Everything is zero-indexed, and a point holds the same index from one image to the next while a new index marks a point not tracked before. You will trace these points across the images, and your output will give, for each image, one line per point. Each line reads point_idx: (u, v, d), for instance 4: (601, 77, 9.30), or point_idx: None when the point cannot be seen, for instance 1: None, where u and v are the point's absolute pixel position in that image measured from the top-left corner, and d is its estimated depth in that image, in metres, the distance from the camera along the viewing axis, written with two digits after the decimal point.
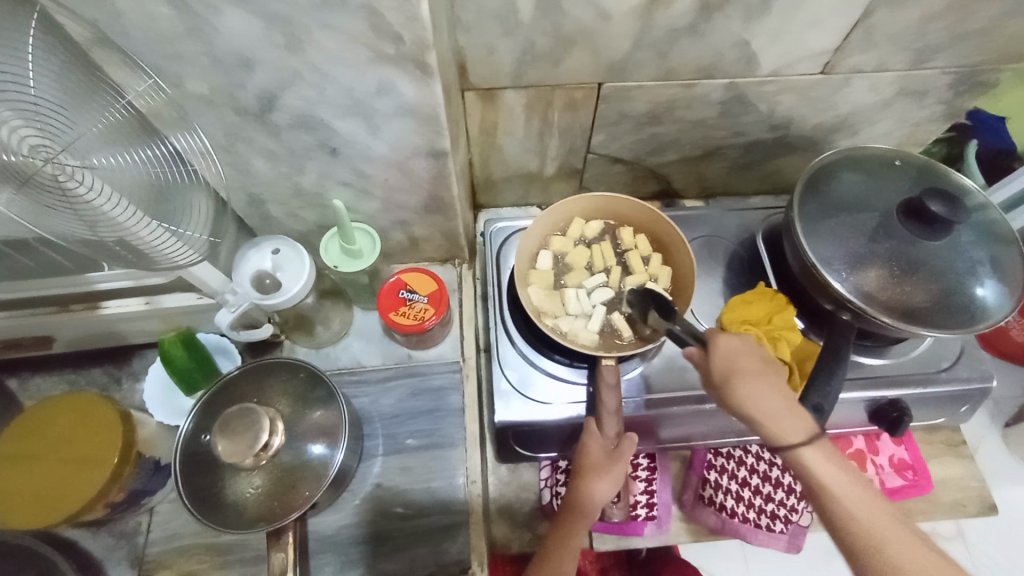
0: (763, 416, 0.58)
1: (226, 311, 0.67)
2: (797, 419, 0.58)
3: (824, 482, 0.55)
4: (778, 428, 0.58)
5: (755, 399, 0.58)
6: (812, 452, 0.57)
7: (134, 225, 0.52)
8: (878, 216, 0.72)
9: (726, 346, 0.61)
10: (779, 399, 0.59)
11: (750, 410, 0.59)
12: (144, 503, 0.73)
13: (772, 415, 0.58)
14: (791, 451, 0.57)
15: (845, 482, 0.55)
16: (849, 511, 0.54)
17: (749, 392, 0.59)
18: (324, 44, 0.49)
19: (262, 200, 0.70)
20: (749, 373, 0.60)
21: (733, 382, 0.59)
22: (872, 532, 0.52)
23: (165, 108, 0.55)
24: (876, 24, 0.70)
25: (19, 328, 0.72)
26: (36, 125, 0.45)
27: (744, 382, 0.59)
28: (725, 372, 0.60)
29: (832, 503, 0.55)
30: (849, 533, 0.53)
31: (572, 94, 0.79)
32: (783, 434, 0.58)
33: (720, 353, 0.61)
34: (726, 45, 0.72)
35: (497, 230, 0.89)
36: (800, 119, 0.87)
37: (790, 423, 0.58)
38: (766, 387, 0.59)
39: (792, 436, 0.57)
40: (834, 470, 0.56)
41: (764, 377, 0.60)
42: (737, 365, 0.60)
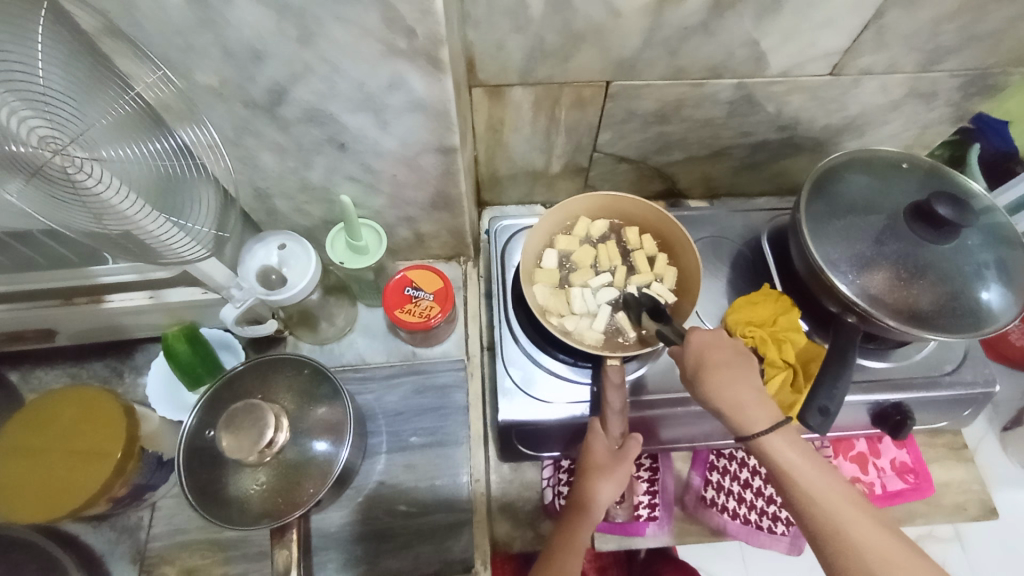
0: (730, 405, 0.58)
1: (232, 306, 0.66)
2: (764, 408, 0.58)
3: (790, 471, 0.56)
4: (745, 417, 0.58)
5: (725, 391, 0.59)
6: (779, 441, 0.57)
7: (144, 219, 0.51)
8: (885, 218, 0.72)
9: (699, 340, 0.62)
10: (747, 391, 0.59)
11: (719, 401, 0.59)
12: (146, 498, 0.72)
13: (741, 406, 0.58)
14: (756, 442, 0.57)
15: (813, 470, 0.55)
16: (815, 499, 0.54)
17: (720, 383, 0.59)
18: (337, 37, 0.49)
19: (269, 194, 0.70)
20: (719, 366, 0.60)
21: (705, 374, 0.60)
22: (836, 520, 0.53)
23: (174, 100, 0.54)
24: (887, 26, 0.70)
25: (22, 321, 0.71)
26: (45, 116, 0.44)
27: (715, 374, 0.59)
28: (698, 364, 0.60)
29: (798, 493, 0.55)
30: (816, 520, 0.54)
31: (580, 92, 0.79)
32: (749, 424, 0.57)
33: (694, 347, 0.61)
34: (736, 45, 0.72)
35: (503, 227, 0.88)
36: (808, 120, 0.87)
37: (758, 413, 0.58)
38: (740, 377, 0.59)
39: (758, 426, 0.57)
40: (800, 459, 0.56)
41: (735, 369, 0.60)
42: (710, 358, 0.60)
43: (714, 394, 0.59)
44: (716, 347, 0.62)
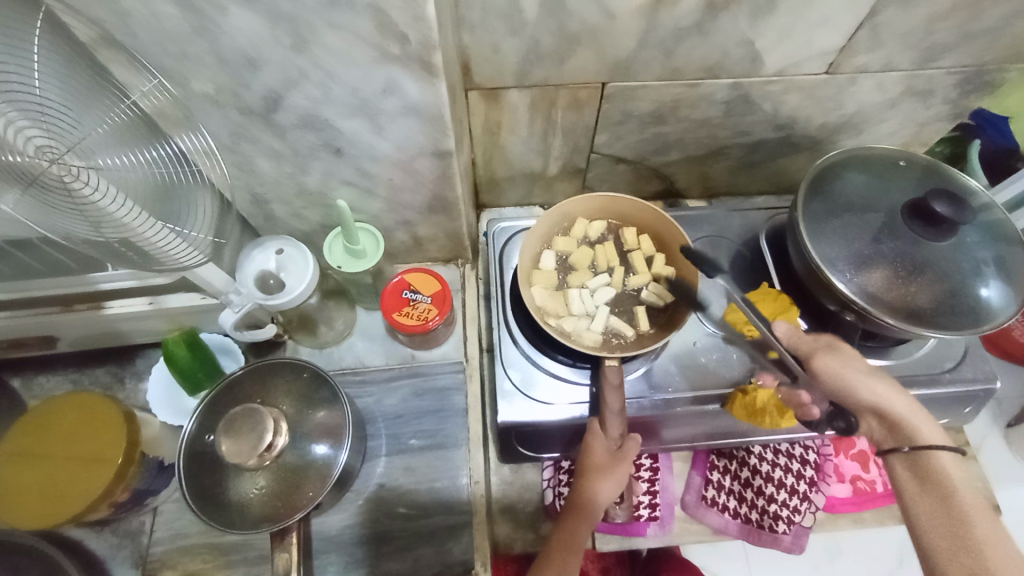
0: (885, 403, 0.65)
1: (230, 311, 0.67)
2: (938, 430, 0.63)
3: (949, 492, 0.58)
4: (916, 427, 0.63)
5: (888, 397, 0.66)
6: (947, 464, 0.60)
7: (140, 226, 0.52)
8: (883, 217, 0.72)
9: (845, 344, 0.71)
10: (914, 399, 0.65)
11: (874, 399, 0.66)
12: (148, 503, 0.73)
13: (899, 414, 0.64)
14: (922, 452, 0.61)
15: (973, 498, 0.57)
16: (964, 519, 0.55)
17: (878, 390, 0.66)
18: (330, 43, 0.49)
19: (266, 199, 0.70)
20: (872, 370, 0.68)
21: (863, 380, 0.67)
22: (977, 541, 0.54)
23: (171, 108, 0.54)
24: (882, 24, 0.70)
25: (23, 328, 0.72)
26: (41, 126, 0.45)
27: (872, 379, 0.67)
28: (854, 367, 0.68)
29: (950, 510, 0.57)
30: (956, 535, 0.55)
31: (577, 94, 0.79)
32: (921, 434, 0.62)
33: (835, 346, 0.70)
34: (731, 44, 0.72)
35: (501, 229, 0.88)
36: (805, 119, 0.86)
37: (928, 429, 0.63)
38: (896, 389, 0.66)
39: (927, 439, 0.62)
40: (958, 480, 0.59)
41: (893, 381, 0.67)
42: (858, 361, 0.69)
43: (870, 395, 0.66)
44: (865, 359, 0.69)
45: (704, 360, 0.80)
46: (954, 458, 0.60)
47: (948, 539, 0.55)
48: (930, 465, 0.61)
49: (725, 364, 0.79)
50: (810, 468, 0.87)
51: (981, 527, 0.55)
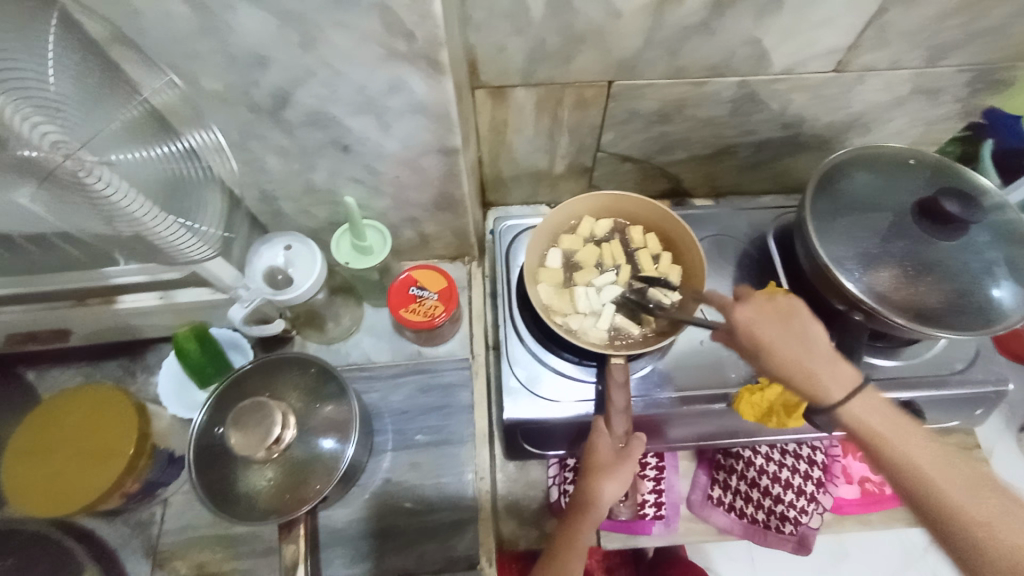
0: (795, 367, 0.58)
1: (239, 306, 0.68)
2: (843, 370, 0.57)
3: (889, 445, 0.52)
4: (818, 381, 0.57)
5: (789, 360, 0.58)
6: (863, 408, 0.55)
7: (153, 222, 0.52)
8: (891, 216, 0.71)
9: (744, 317, 0.62)
10: (818, 347, 0.58)
11: (784, 369, 0.58)
12: (158, 494, 0.74)
13: (811, 369, 0.57)
14: (838, 409, 0.55)
15: (905, 434, 0.52)
16: (912, 466, 0.50)
17: (784, 353, 0.58)
18: (337, 42, 0.49)
19: (275, 196, 0.71)
20: (777, 335, 0.60)
21: (767, 356, 0.59)
22: (938, 489, 0.48)
23: (180, 105, 0.56)
24: (890, 22, 0.70)
25: (36, 321, 0.73)
26: (55, 121, 0.45)
27: (776, 345, 0.59)
28: (754, 344, 0.60)
29: (898, 464, 0.51)
30: (916, 492, 0.49)
31: (582, 93, 0.79)
32: (826, 389, 0.56)
33: (739, 326, 0.62)
34: (737, 43, 0.71)
35: (507, 227, 0.89)
36: (813, 118, 0.86)
37: (830, 376, 0.57)
38: (810, 340, 0.59)
39: (834, 392, 0.56)
40: (884, 421, 0.53)
41: (793, 333, 0.59)
42: (759, 333, 0.60)
43: (777, 365, 0.59)
44: (769, 321, 0.61)
45: (710, 358, 0.80)
46: (867, 396, 0.55)
47: (915, 498, 0.49)
48: (855, 416, 0.54)
49: (730, 363, 0.79)
50: (817, 469, 0.86)
51: (930, 466, 0.49)
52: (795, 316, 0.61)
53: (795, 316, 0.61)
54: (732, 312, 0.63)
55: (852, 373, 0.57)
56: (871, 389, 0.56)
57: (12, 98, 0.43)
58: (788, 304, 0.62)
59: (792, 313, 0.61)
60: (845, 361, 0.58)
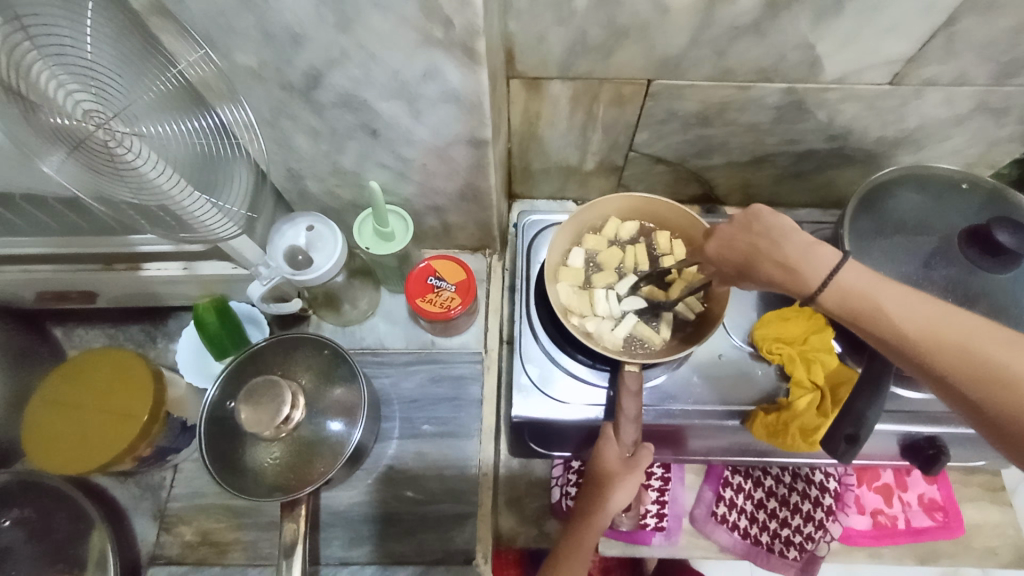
0: (776, 274, 0.52)
1: (259, 283, 0.68)
2: (820, 252, 0.51)
3: (886, 317, 0.48)
4: (799, 273, 0.51)
5: (761, 263, 0.53)
6: (846, 281, 0.50)
7: (178, 194, 0.53)
8: (936, 241, 0.68)
9: (718, 241, 0.55)
10: (789, 243, 0.52)
11: (767, 279, 0.53)
12: (170, 460, 0.76)
13: (791, 264, 0.51)
14: (825, 294, 0.50)
15: (893, 297, 0.48)
16: (901, 326, 0.47)
17: (761, 265, 0.52)
18: (375, 25, 0.48)
19: (302, 175, 0.71)
20: (752, 249, 0.53)
21: (748, 270, 0.54)
22: (939, 348, 0.46)
23: (214, 80, 0.55)
24: (958, 33, 0.65)
25: (65, 281, 0.75)
26: (91, 90, 0.47)
27: (753, 261, 0.53)
28: (737, 267, 0.55)
29: (894, 333, 0.48)
30: (915, 355, 0.47)
31: (620, 89, 0.77)
32: (805, 278, 0.51)
33: (717, 253, 0.56)
34: (789, 47, 0.68)
35: (532, 222, 0.87)
36: (861, 131, 0.82)
37: (808, 263, 0.51)
38: (784, 237, 0.52)
39: (815, 281, 0.50)
40: (869, 292, 0.49)
41: (763, 239, 0.53)
42: (736, 252, 0.54)
43: (758, 276, 0.53)
44: (736, 236, 0.54)
45: (728, 372, 0.77)
46: (848, 267, 0.50)
47: (915, 360, 0.47)
48: (840, 292, 0.50)
49: (748, 379, 0.77)
50: (829, 496, 0.84)
51: (925, 326, 0.47)
52: (758, 219, 0.53)
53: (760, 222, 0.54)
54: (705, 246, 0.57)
55: (831, 251, 0.51)
56: (850, 259, 0.51)
57: (48, 63, 0.44)
58: (745, 214, 0.55)
59: (754, 221, 0.53)
60: (819, 241, 0.52)
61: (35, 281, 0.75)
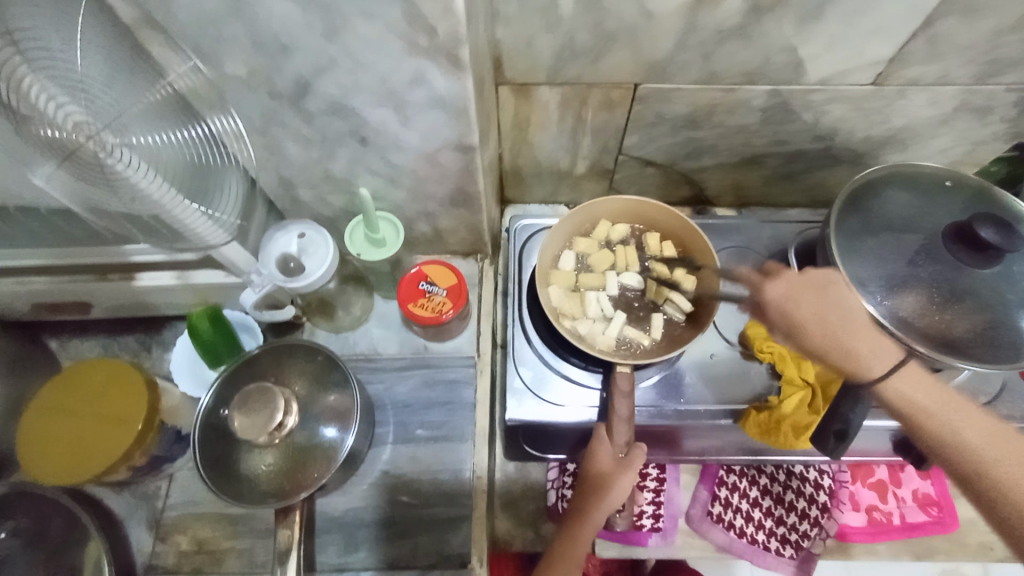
0: (839, 352, 0.64)
1: (251, 290, 0.70)
2: (886, 347, 0.64)
3: (932, 414, 0.60)
4: (858, 360, 0.63)
5: (815, 336, 0.65)
6: (903, 386, 0.62)
7: (170, 204, 0.53)
8: (922, 238, 0.69)
9: (776, 294, 0.68)
10: (851, 323, 0.64)
11: (832, 346, 0.64)
12: (164, 469, 0.76)
13: (851, 343, 0.64)
14: (881, 387, 0.63)
15: (939, 404, 0.60)
16: (960, 440, 0.57)
17: (815, 337, 0.65)
18: (362, 33, 0.49)
19: (293, 182, 0.72)
20: (813, 312, 0.65)
21: (801, 334, 0.66)
22: (975, 451, 0.56)
23: (205, 91, 0.56)
24: (939, 34, 0.66)
25: (59, 292, 0.75)
26: (80, 101, 0.47)
27: (812, 324, 0.65)
28: (789, 322, 0.66)
29: (935, 433, 0.59)
30: (959, 460, 0.56)
31: (609, 94, 0.78)
32: (864, 366, 0.63)
33: (772, 303, 0.68)
34: (773, 50, 0.69)
35: (523, 226, 0.88)
36: (847, 131, 0.83)
37: (870, 352, 0.63)
38: (847, 309, 0.65)
39: (873, 368, 0.63)
40: (916, 395, 0.61)
41: (831, 313, 0.65)
42: (793, 312, 0.66)
43: (812, 343, 0.65)
44: (805, 295, 0.67)
45: (721, 372, 0.78)
46: (908, 372, 0.62)
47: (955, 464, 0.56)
48: (897, 392, 0.62)
49: (741, 379, 0.77)
50: (824, 493, 0.84)
51: (971, 434, 0.57)
52: (828, 286, 0.66)
53: (831, 288, 0.66)
54: (764, 291, 0.69)
55: (896, 350, 0.64)
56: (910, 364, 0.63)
57: (37, 76, 0.44)
58: (820, 278, 0.67)
59: (828, 285, 0.66)
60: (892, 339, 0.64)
61: (28, 292, 0.75)
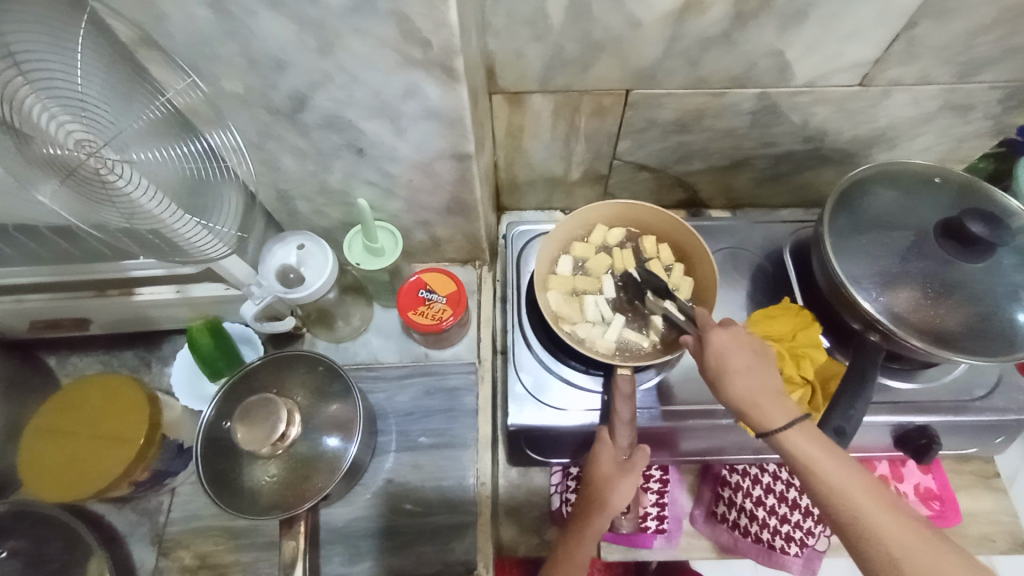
0: (748, 402, 0.58)
1: (251, 302, 0.70)
2: (783, 408, 0.57)
3: (819, 470, 0.54)
4: (755, 413, 0.58)
5: (728, 377, 0.59)
6: (797, 441, 0.56)
7: (168, 217, 0.54)
8: (913, 235, 0.70)
9: (720, 341, 0.61)
10: (765, 388, 0.58)
11: (744, 399, 0.58)
12: (166, 484, 0.76)
13: (755, 399, 0.58)
14: (778, 439, 0.56)
15: (834, 466, 0.54)
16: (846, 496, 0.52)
17: (730, 382, 0.59)
18: (354, 48, 0.50)
19: (290, 195, 0.72)
20: (746, 368, 0.59)
21: (718, 373, 0.60)
22: (865, 514, 0.50)
23: (202, 107, 0.57)
24: (920, 36, 0.68)
25: (56, 310, 0.75)
26: (81, 120, 0.48)
27: (738, 377, 0.59)
28: (718, 369, 0.60)
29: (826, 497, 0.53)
30: (843, 517, 0.51)
31: (600, 100, 0.79)
32: (762, 419, 0.57)
33: (711, 349, 0.61)
34: (759, 55, 0.70)
35: (519, 233, 0.89)
36: (835, 132, 0.84)
37: (772, 408, 0.57)
38: (756, 374, 0.59)
39: (776, 421, 0.56)
40: (819, 453, 0.54)
41: (756, 370, 0.59)
42: (727, 361, 0.60)
43: (724, 388, 0.59)
44: (725, 340, 0.61)
45: None
46: (801, 430, 0.56)
47: (849, 525, 0.51)
48: (788, 443, 0.56)
49: None
50: None
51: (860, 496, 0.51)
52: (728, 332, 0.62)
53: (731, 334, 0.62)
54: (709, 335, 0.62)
55: (793, 410, 0.57)
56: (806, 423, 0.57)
57: (39, 95, 0.45)
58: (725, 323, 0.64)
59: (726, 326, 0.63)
60: (790, 403, 0.58)
61: (26, 311, 0.75)
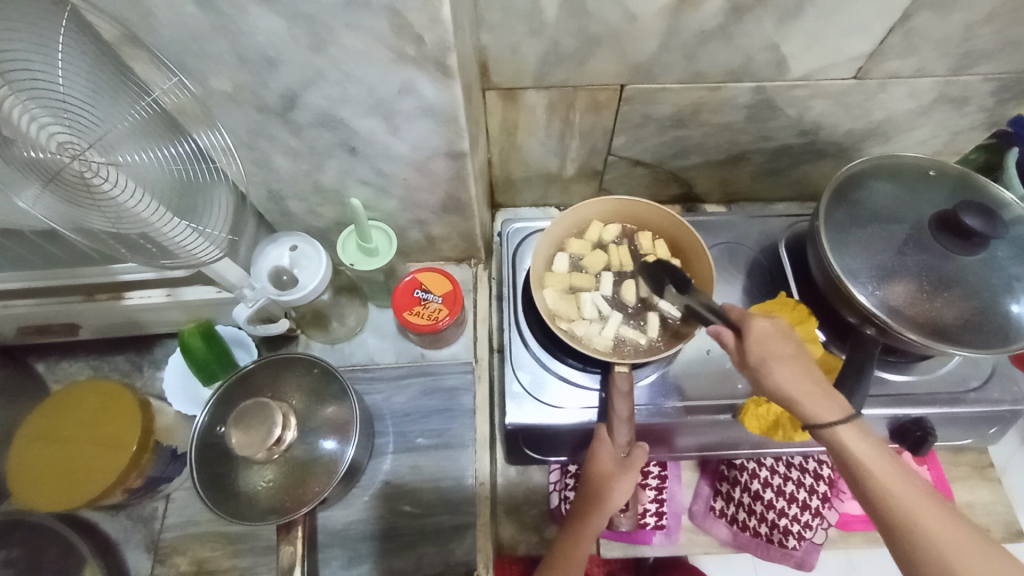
0: (791, 396, 0.57)
1: (244, 306, 0.68)
2: (832, 403, 0.56)
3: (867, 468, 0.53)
4: (800, 406, 0.57)
5: (773, 369, 0.58)
6: (847, 436, 0.55)
7: (158, 221, 0.53)
8: (909, 228, 0.70)
9: (760, 331, 0.59)
10: (811, 382, 0.57)
11: (784, 392, 0.57)
12: (160, 490, 0.75)
13: (802, 391, 0.57)
14: (829, 434, 0.56)
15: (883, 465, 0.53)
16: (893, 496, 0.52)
17: (776, 374, 0.57)
18: (347, 44, 0.49)
19: (282, 195, 0.71)
20: (786, 359, 0.58)
21: (763, 364, 0.58)
22: (912, 510, 0.50)
23: (191, 106, 0.55)
24: (917, 28, 0.67)
25: (45, 315, 0.74)
26: (63, 122, 0.46)
27: (784, 368, 0.57)
28: (762, 359, 0.58)
29: (882, 497, 0.52)
30: (885, 510, 0.52)
31: (596, 96, 0.78)
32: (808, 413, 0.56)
33: (754, 339, 0.59)
34: (756, 49, 0.70)
35: (514, 230, 0.88)
36: (831, 125, 0.84)
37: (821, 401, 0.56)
38: (802, 366, 0.58)
39: (825, 415, 0.56)
40: (867, 450, 0.54)
41: (801, 364, 0.58)
42: (771, 351, 0.58)
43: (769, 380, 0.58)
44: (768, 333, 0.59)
45: (716, 369, 0.78)
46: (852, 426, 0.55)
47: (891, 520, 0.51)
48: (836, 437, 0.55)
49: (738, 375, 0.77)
50: (823, 483, 0.84)
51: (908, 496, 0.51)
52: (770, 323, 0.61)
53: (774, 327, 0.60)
54: (748, 324, 0.60)
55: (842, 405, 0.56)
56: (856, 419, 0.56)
57: (20, 98, 0.43)
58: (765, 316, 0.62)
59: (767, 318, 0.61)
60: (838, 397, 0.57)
61: (14, 316, 0.73)
